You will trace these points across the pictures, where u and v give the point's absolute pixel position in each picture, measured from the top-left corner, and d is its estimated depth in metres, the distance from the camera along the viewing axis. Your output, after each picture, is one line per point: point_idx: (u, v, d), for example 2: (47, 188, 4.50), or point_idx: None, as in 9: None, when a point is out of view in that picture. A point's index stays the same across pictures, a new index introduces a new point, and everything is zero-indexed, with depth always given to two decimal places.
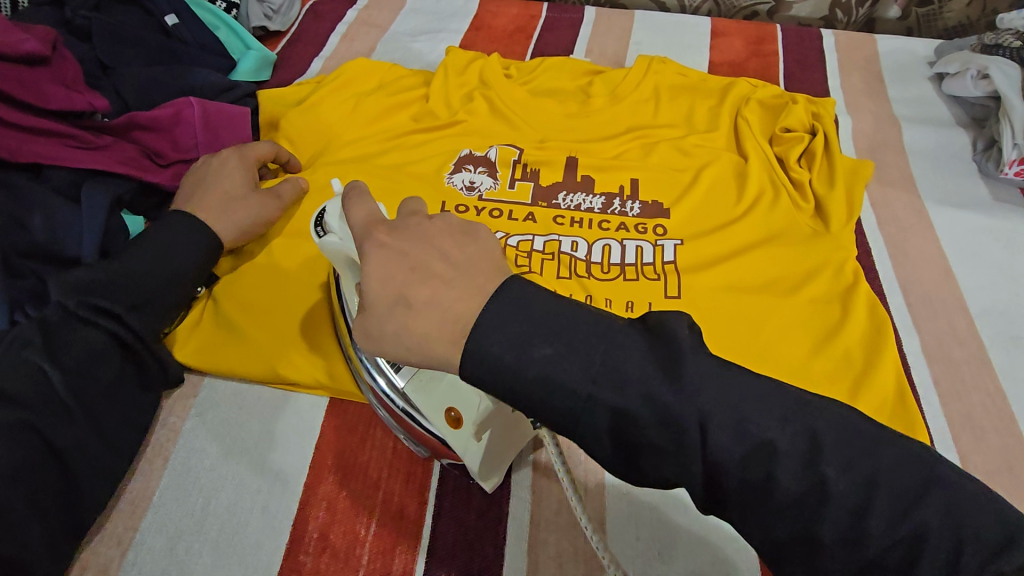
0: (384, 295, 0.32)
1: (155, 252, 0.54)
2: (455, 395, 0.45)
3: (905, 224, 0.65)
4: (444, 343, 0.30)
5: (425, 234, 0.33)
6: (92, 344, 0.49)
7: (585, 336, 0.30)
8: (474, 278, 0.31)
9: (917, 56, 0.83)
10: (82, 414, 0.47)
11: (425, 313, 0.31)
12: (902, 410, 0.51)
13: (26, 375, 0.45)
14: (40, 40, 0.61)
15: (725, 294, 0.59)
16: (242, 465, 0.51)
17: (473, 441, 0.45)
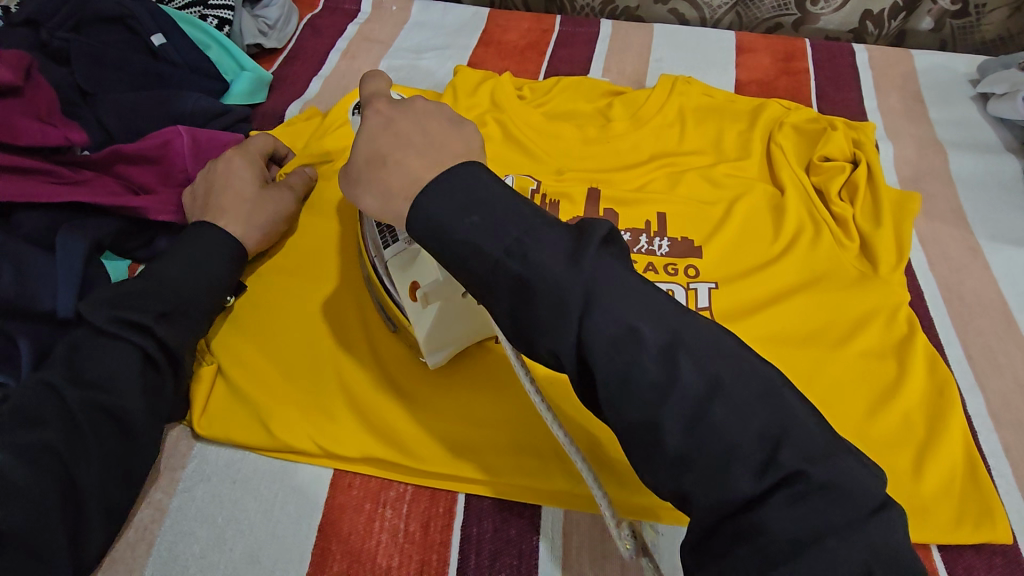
0: (365, 147, 0.37)
1: (182, 258, 0.53)
2: (418, 268, 0.47)
3: (957, 264, 0.60)
4: (396, 196, 0.35)
5: (418, 115, 0.37)
6: (115, 359, 0.46)
7: (511, 211, 0.32)
8: (438, 154, 0.35)
9: (957, 74, 0.78)
10: (95, 442, 0.43)
11: (391, 171, 0.35)
12: (973, 486, 0.46)
13: (43, 397, 0.43)
14: (12, 67, 0.56)
15: (770, 347, 0.54)
16: (236, 551, 0.46)
17: (422, 310, 0.47)
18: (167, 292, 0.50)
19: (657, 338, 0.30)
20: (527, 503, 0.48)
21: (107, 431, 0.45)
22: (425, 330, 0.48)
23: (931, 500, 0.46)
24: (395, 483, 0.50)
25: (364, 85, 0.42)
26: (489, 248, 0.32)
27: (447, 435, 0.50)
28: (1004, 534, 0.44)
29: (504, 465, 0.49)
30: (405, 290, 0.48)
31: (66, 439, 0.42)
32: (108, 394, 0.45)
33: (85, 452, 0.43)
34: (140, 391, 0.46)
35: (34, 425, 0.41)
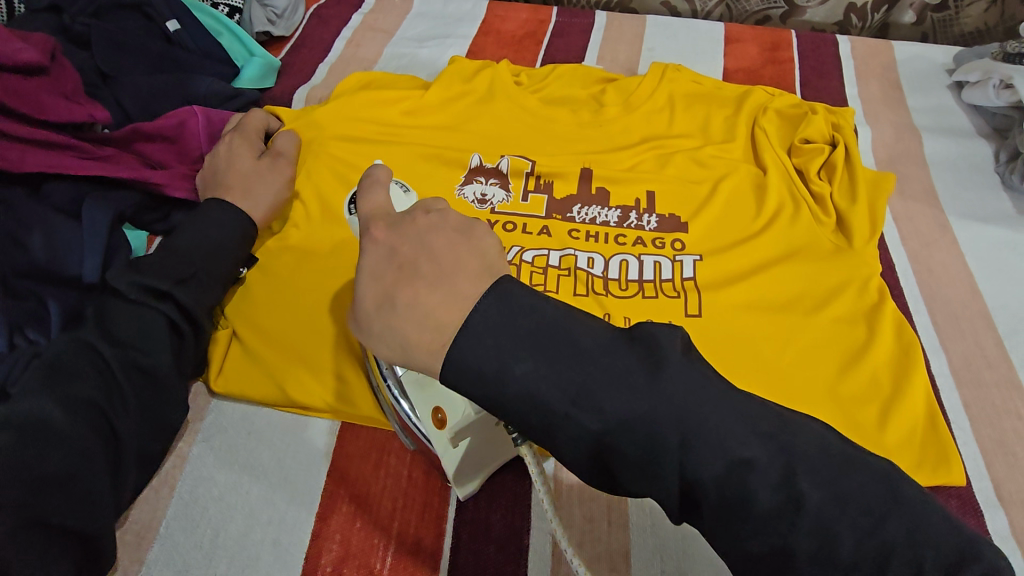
0: (371, 289, 0.33)
1: (192, 227, 0.56)
2: (444, 398, 0.43)
3: (928, 239, 0.63)
4: (420, 342, 0.30)
5: (420, 234, 0.33)
6: (143, 321, 0.50)
7: (569, 353, 0.30)
8: (460, 285, 0.31)
9: (935, 63, 0.81)
10: (130, 394, 0.47)
11: (407, 316, 0.31)
12: (933, 436, 0.50)
13: (84, 358, 0.47)
14: (39, 50, 0.59)
15: (749, 313, 0.57)
16: (252, 495, 0.50)
17: (450, 449, 0.45)
18: (180, 262, 0.53)
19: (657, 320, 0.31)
20: None
21: (142, 388, 0.48)
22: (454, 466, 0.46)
23: (894, 449, 0.49)
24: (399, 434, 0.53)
25: (362, 192, 0.38)
26: (552, 402, 0.29)
27: None
28: (959, 477, 0.48)
29: None
30: (428, 419, 0.43)
31: (107, 398, 0.46)
32: (140, 353, 0.49)
33: (122, 404, 0.47)
34: (168, 351, 0.50)
35: (67, 380, 0.45)
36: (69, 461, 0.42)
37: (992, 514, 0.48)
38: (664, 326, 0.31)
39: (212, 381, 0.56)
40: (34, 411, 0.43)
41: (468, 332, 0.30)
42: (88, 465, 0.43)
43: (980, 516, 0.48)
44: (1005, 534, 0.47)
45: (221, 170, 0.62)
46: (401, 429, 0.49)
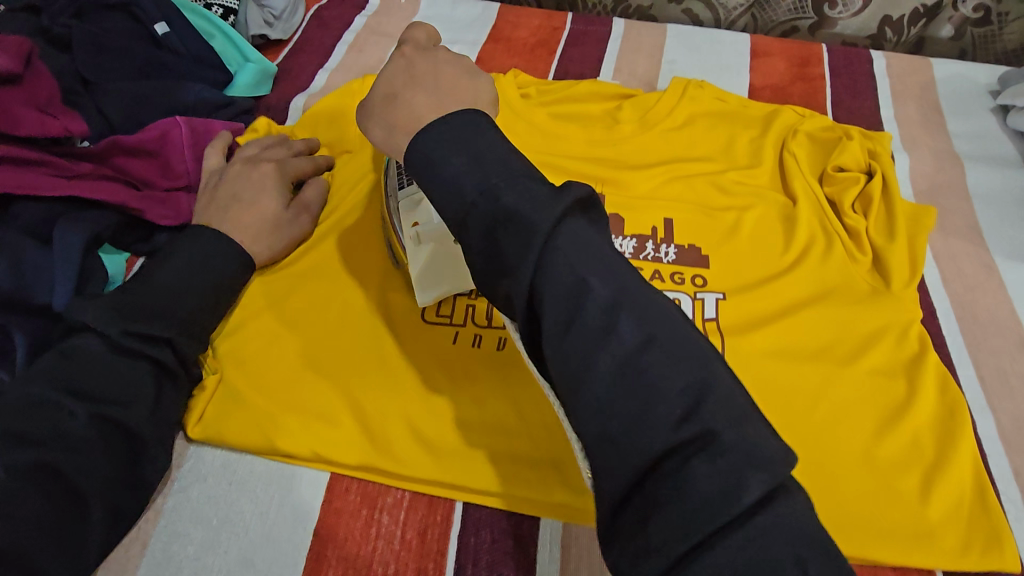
0: (382, 85, 0.39)
1: (186, 264, 0.52)
2: (420, 211, 0.53)
3: (972, 281, 0.58)
4: (400, 129, 0.37)
5: (437, 62, 0.39)
6: (127, 373, 0.46)
7: (500, 161, 0.32)
8: (449, 98, 0.37)
9: (977, 84, 0.76)
10: (102, 449, 0.42)
11: (400, 108, 0.37)
12: (982, 513, 0.45)
13: (47, 415, 0.42)
14: (13, 55, 0.55)
15: (777, 362, 0.53)
16: (230, 555, 0.46)
17: (416, 247, 0.53)
18: (174, 302, 0.49)
19: (603, 290, 0.29)
20: (526, 514, 0.48)
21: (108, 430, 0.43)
22: (417, 269, 0.53)
23: (937, 526, 0.45)
24: (393, 488, 0.49)
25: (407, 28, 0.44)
26: (467, 190, 0.32)
27: (444, 450, 0.50)
28: (1012, 562, 0.44)
29: (498, 473, 0.49)
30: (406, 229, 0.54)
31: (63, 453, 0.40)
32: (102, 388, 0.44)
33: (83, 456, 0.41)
34: (147, 402, 0.46)
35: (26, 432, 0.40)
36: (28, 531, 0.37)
37: None
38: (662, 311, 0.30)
39: (190, 423, 0.51)
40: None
41: (438, 124, 0.34)
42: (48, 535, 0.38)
43: None
44: None
45: (225, 193, 0.58)
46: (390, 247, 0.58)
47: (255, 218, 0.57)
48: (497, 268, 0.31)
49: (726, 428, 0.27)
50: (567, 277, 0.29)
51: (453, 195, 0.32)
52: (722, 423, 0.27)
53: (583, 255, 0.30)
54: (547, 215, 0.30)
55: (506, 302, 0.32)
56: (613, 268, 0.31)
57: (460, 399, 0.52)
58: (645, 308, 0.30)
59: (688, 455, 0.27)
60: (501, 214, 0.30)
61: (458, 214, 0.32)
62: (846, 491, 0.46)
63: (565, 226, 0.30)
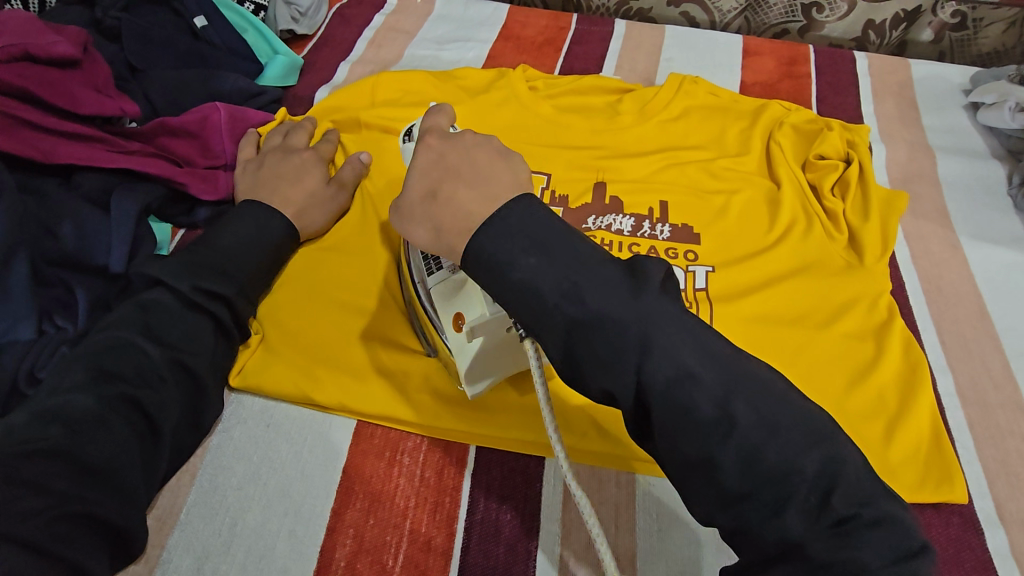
0: (421, 183, 0.39)
1: (243, 232, 0.58)
2: (463, 302, 0.48)
3: (938, 259, 0.64)
4: (451, 229, 0.37)
5: (467, 148, 0.40)
6: (191, 325, 0.52)
7: (568, 255, 0.35)
8: (491, 188, 0.38)
9: (951, 83, 0.82)
10: (175, 391, 0.49)
11: (445, 206, 0.37)
12: (937, 455, 0.51)
13: (126, 355, 0.48)
14: (72, 42, 0.61)
15: (760, 327, 0.58)
16: (269, 486, 0.52)
17: (466, 343, 0.48)
18: (232, 264, 0.56)
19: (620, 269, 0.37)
20: (532, 456, 0.54)
21: (174, 374, 0.50)
22: (466, 364, 0.49)
23: (898, 466, 0.50)
24: (413, 434, 0.55)
25: (426, 118, 0.44)
26: (546, 291, 0.35)
27: (461, 401, 0.55)
28: (962, 497, 0.49)
29: (508, 421, 0.54)
30: (450, 322, 0.49)
31: (142, 389, 0.47)
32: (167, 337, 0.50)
33: (156, 393, 0.48)
34: (207, 352, 0.52)
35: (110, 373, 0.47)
36: (114, 449, 0.43)
37: (993, 533, 0.49)
38: (654, 258, 0.36)
39: (231, 375, 0.56)
40: (73, 405, 0.44)
41: (493, 221, 0.36)
42: (126, 456, 0.44)
43: (981, 534, 0.49)
44: (1005, 553, 0.48)
45: (269, 173, 0.64)
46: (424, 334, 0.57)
47: (300, 193, 0.63)
48: (589, 366, 0.34)
49: (752, 395, 0.34)
50: (642, 322, 0.33)
51: (529, 295, 0.35)
52: (859, 504, 0.32)
53: (658, 309, 0.34)
54: (632, 309, 0.34)
55: None
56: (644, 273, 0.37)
57: None
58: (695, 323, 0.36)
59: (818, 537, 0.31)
60: (588, 316, 0.34)
61: (539, 313, 0.35)
62: None
63: (650, 304, 0.34)
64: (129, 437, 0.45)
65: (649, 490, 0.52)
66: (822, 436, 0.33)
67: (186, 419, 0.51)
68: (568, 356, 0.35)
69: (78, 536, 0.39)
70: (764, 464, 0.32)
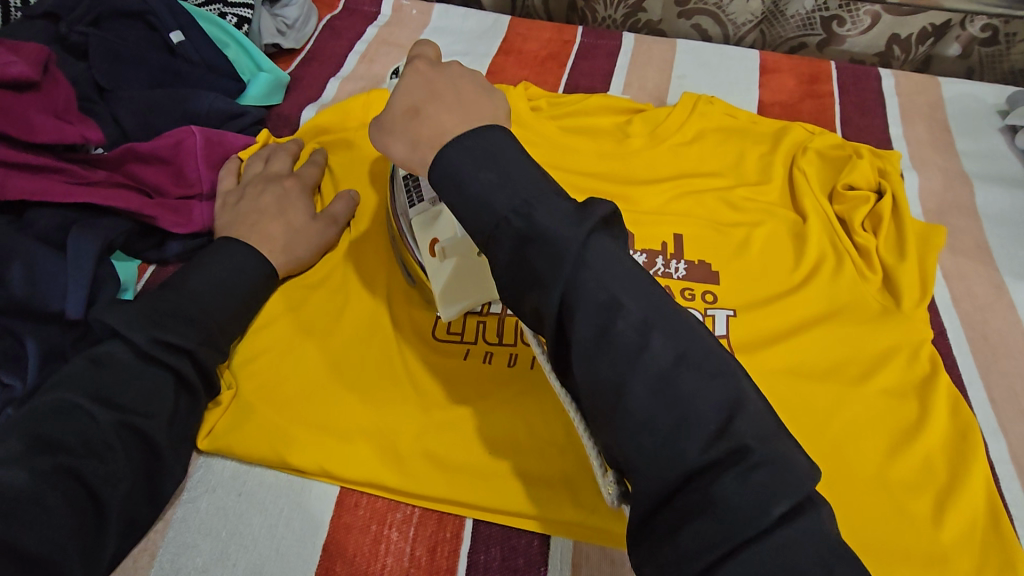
0: (401, 101, 0.38)
1: (215, 277, 0.52)
2: (439, 227, 0.50)
3: (982, 302, 0.59)
4: (426, 145, 0.36)
5: (454, 75, 0.39)
6: (150, 384, 0.46)
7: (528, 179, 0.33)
8: (472, 112, 0.36)
9: (985, 104, 0.76)
10: (125, 460, 0.43)
11: (424, 124, 0.36)
12: (995, 537, 0.45)
13: (72, 421, 0.42)
14: (30, 61, 0.56)
15: (789, 380, 0.53)
16: (239, 568, 0.46)
17: (440, 264, 0.50)
18: (202, 312, 0.50)
19: (637, 309, 0.32)
20: (537, 532, 0.48)
21: (130, 443, 0.44)
22: (440, 285, 0.50)
23: (951, 550, 0.45)
24: (402, 504, 0.49)
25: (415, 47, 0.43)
26: None
27: (459, 468, 0.49)
28: None
29: (513, 492, 0.48)
30: (426, 246, 0.51)
31: (86, 460, 0.41)
32: (120, 396, 0.44)
33: (105, 464, 0.41)
34: (168, 414, 0.46)
35: (49, 442, 0.40)
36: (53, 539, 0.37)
37: None
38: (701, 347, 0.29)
39: (200, 436, 0.51)
40: (0, 480, 0.37)
41: (466, 136, 0.34)
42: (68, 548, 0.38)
43: None
44: None
45: (249, 206, 0.58)
46: (403, 265, 0.57)
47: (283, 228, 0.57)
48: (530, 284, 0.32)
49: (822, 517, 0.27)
50: None
51: (483, 211, 0.33)
52: (755, 439, 0.30)
53: (615, 274, 0.32)
54: (578, 232, 0.32)
55: (539, 326, 0.34)
56: (640, 282, 0.33)
57: (470, 413, 0.51)
58: (676, 329, 0.32)
59: (713, 463, 0.30)
60: (533, 232, 0.32)
61: None
62: (862, 511, 0.46)
63: (594, 242, 0.32)
64: (71, 522, 0.39)
65: None
66: None
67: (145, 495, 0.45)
68: None
69: None
70: (669, 386, 0.31)
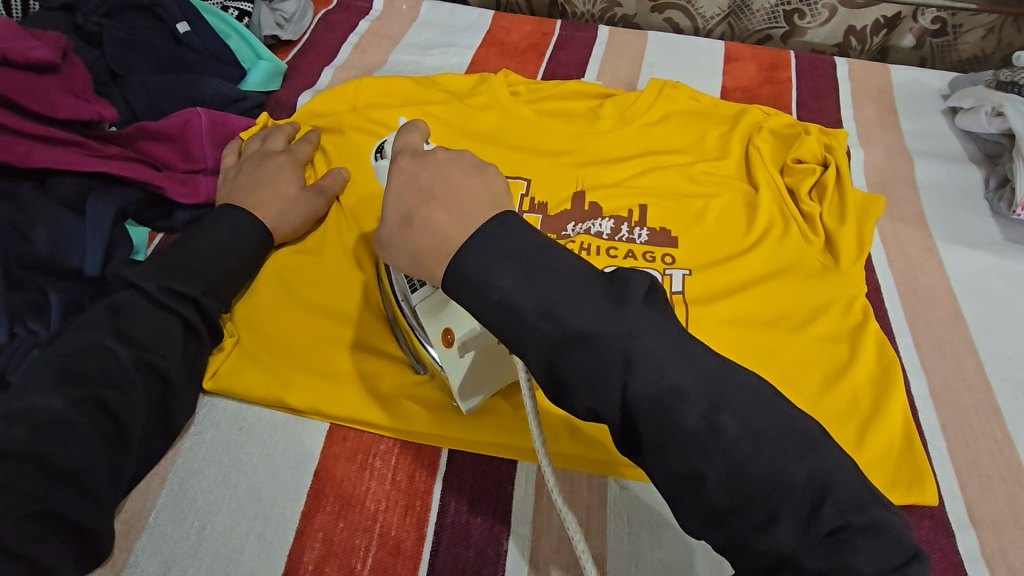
0: (396, 208, 0.38)
1: (217, 238, 0.58)
2: (452, 318, 0.49)
3: (915, 262, 0.64)
4: (429, 253, 0.36)
5: (439, 164, 0.38)
6: (162, 327, 0.52)
7: (547, 269, 0.34)
8: (466, 206, 0.36)
9: (931, 88, 0.83)
10: (141, 391, 0.48)
11: (421, 230, 0.36)
12: (908, 457, 0.51)
13: (96, 356, 0.47)
14: (51, 47, 0.61)
15: (734, 328, 0.59)
16: (239, 490, 0.51)
17: (457, 358, 0.49)
18: (203, 266, 0.56)
19: (697, 394, 0.31)
20: (505, 459, 0.53)
21: (145, 377, 0.49)
22: (459, 377, 0.50)
23: (869, 468, 0.50)
24: (385, 437, 0.55)
25: (399, 136, 0.44)
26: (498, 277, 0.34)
27: (437, 405, 0.55)
28: (932, 498, 0.49)
29: (486, 423, 0.54)
30: (439, 337, 0.50)
31: (109, 390, 0.46)
32: (136, 336, 0.50)
33: (124, 393, 0.47)
34: (179, 353, 0.52)
35: (75, 374, 0.46)
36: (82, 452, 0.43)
37: (964, 535, 0.48)
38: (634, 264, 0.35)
39: (205, 378, 0.56)
40: (40, 406, 0.43)
41: (468, 245, 0.34)
42: (93, 460, 0.43)
43: (952, 536, 0.48)
44: (976, 555, 0.47)
45: (245, 179, 0.64)
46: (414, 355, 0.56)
47: (277, 198, 0.63)
48: (571, 382, 0.33)
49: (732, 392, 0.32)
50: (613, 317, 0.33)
51: (515, 323, 0.33)
52: (850, 512, 0.30)
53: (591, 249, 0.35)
54: (615, 329, 0.32)
55: None
56: (657, 316, 0.33)
57: None
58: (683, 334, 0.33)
59: None
60: (569, 337, 0.32)
61: None
62: None
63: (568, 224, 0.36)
64: (94, 438, 0.44)
65: (620, 492, 0.52)
66: (788, 427, 0.33)
67: (157, 425, 0.51)
68: (536, 353, 0.34)
69: (38, 535, 0.39)
70: (750, 476, 0.30)
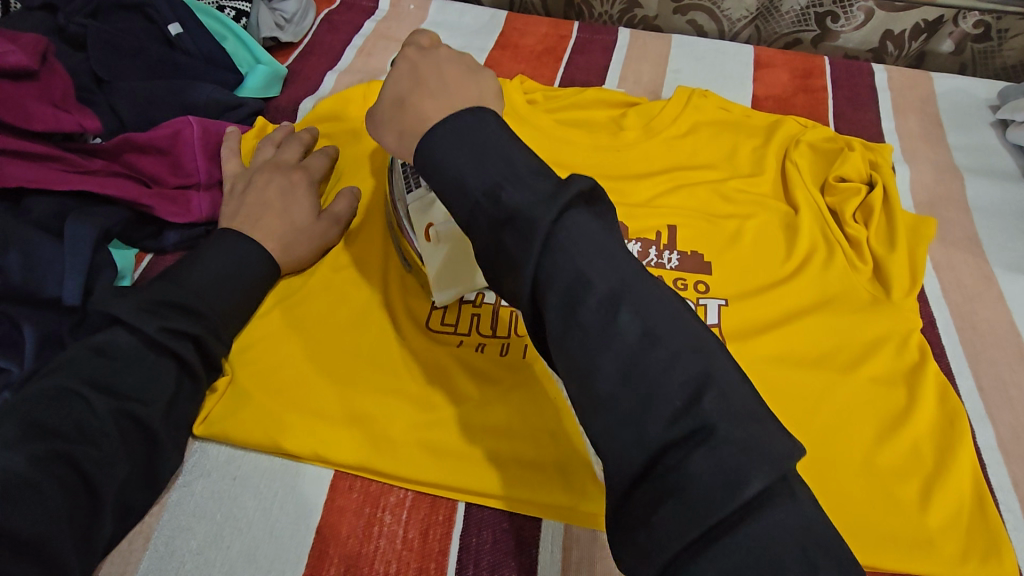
0: (390, 90, 0.38)
1: (220, 270, 0.53)
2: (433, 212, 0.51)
3: (972, 293, 0.59)
4: (410, 134, 0.36)
5: (441, 60, 0.38)
6: (145, 368, 0.46)
7: (503, 157, 0.32)
8: (457, 99, 0.36)
9: (977, 99, 0.77)
10: (119, 445, 0.43)
11: (410, 114, 0.36)
12: (980, 521, 0.46)
13: (67, 405, 0.42)
14: (28, 52, 0.56)
15: (781, 368, 0.53)
16: (233, 550, 0.46)
17: (432, 248, 0.52)
18: (204, 304, 0.50)
19: (605, 282, 0.30)
20: (528, 517, 0.48)
21: (125, 427, 0.44)
22: (433, 267, 0.52)
23: (937, 534, 0.45)
24: (396, 488, 0.49)
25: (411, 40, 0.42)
26: None
27: (454, 453, 0.50)
28: (1011, 571, 0.44)
29: (510, 474, 0.49)
30: (421, 231, 0.52)
31: (82, 446, 0.41)
32: (116, 380, 0.45)
33: (99, 449, 0.42)
34: (166, 398, 0.47)
35: (44, 429, 0.41)
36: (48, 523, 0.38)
37: None
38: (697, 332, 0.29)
39: (196, 422, 0.51)
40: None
41: (446, 128, 0.33)
42: (59, 531, 0.38)
43: None
44: None
45: (253, 199, 0.58)
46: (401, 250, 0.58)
47: (287, 225, 0.57)
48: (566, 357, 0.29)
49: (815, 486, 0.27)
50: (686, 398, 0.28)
51: (457, 190, 0.32)
52: None
53: (624, 282, 0.30)
54: (547, 210, 0.30)
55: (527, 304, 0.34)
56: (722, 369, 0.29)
57: (466, 404, 0.52)
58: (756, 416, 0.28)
59: None
60: (503, 214, 0.30)
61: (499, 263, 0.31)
62: (852, 499, 0.47)
63: (596, 253, 0.30)
64: (64, 505, 0.39)
65: None
66: None
67: (139, 479, 0.45)
68: None
69: None
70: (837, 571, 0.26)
